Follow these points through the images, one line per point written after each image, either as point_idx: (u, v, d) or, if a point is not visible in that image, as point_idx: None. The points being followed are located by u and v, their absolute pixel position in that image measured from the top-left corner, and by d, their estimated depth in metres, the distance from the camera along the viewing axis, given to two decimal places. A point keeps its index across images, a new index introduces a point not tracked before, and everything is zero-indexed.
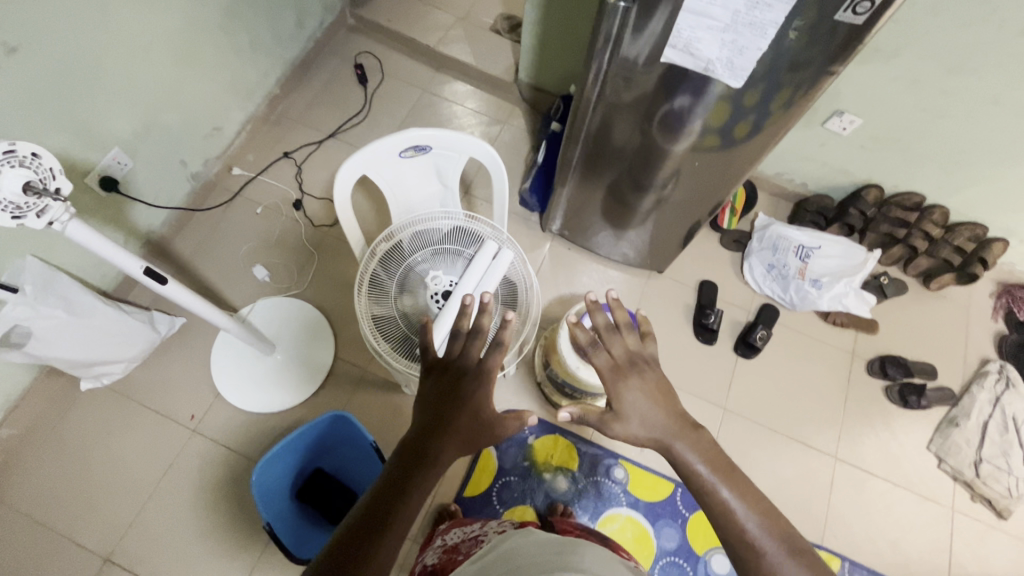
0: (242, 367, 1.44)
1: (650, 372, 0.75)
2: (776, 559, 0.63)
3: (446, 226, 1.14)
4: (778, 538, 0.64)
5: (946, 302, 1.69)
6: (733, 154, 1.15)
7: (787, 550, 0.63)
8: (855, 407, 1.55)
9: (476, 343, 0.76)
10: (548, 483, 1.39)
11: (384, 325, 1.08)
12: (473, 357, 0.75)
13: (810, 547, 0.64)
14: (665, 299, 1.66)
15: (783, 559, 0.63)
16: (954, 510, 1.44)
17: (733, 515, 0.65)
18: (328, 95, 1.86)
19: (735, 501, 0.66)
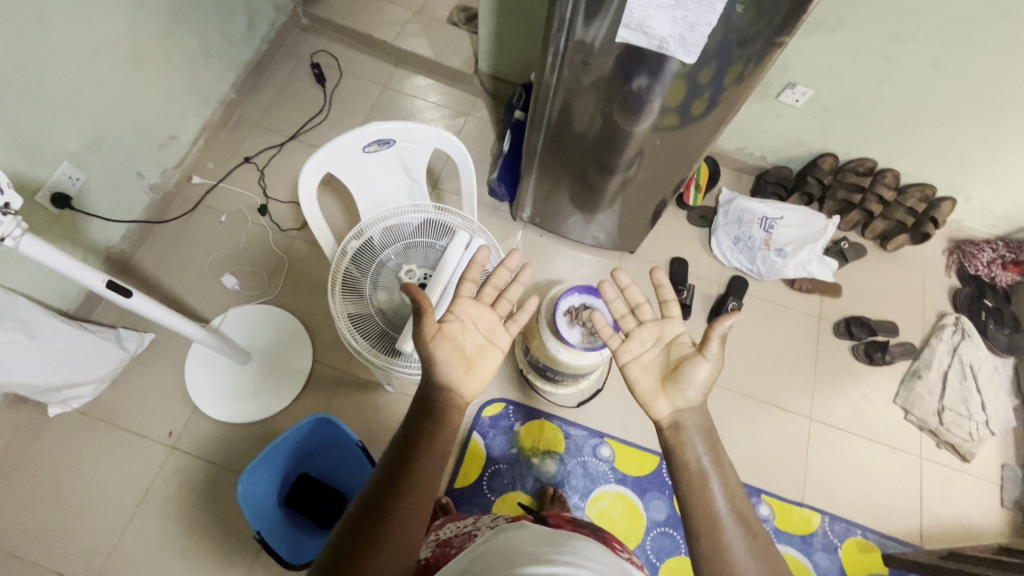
0: (218, 379, 1.41)
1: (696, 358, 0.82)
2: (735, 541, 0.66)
3: (416, 219, 1.14)
4: (746, 530, 0.67)
5: (902, 261, 1.77)
6: (692, 132, 1.18)
7: (750, 542, 0.66)
8: (825, 368, 1.61)
9: (466, 288, 0.94)
10: (536, 468, 1.41)
11: (360, 323, 1.07)
12: (466, 299, 0.93)
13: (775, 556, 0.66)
14: (638, 278, 1.69)
15: (744, 547, 0.66)
16: (922, 458, 1.52)
17: (717, 520, 0.67)
18: (286, 97, 1.83)
19: (725, 511, 0.68)
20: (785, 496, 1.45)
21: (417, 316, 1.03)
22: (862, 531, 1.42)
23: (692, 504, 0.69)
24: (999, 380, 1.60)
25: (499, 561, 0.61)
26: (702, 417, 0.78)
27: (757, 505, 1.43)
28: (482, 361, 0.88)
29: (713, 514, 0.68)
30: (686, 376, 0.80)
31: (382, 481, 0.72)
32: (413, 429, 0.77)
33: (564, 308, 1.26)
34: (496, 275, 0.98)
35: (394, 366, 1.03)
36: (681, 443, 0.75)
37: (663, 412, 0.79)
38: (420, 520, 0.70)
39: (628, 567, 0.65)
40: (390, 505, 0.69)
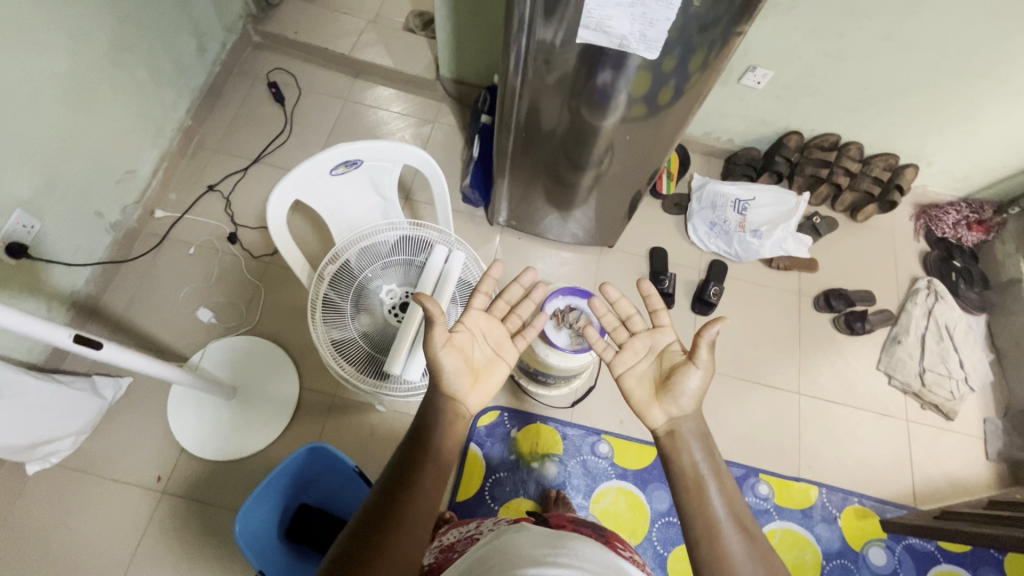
0: (204, 417, 1.37)
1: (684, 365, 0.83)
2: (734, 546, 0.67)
3: (393, 237, 1.12)
4: (744, 536, 0.68)
5: (872, 230, 1.81)
6: (660, 121, 1.18)
7: (749, 546, 0.67)
8: (809, 343, 1.64)
9: (477, 301, 0.95)
10: (537, 473, 1.41)
11: (345, 349, 1.05)
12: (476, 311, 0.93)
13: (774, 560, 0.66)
14: (620, 271, 1.70)
15: (743, 552, 0.66)
16: (909, 421, 1.56)
17: (715, 525, 0.68)
18: (245, 119, 1.78)
19: (723, 517, 0.69)
20: (782, 473, 1.47)
21: (403, 337, 1.03)
22: (859, 498, 1.46)
23: (690, 512, 0.70)
24: (974, 338, 1.65)
25: (499, 562, 0.60)
26: (697, 423, 0.78)
27: (756, 484, 1.45)
28: (489, 373, 0.90)
29: (711, 519, 0.69)
30: (678, 385, 0.80)
31: (387, 486, 0.73)
32: (415, 435, 0.79)
33: (552, 310, 1.26)
34: (510, 291, 0.99)
35: (385, 390, 1.01)
36: (677, 449, 0.76)
37: (657, 421, 0.80)
38: (426, 523, 0.71)
39: (627, 562, 0.65)
40: (397, 509, 0.70)
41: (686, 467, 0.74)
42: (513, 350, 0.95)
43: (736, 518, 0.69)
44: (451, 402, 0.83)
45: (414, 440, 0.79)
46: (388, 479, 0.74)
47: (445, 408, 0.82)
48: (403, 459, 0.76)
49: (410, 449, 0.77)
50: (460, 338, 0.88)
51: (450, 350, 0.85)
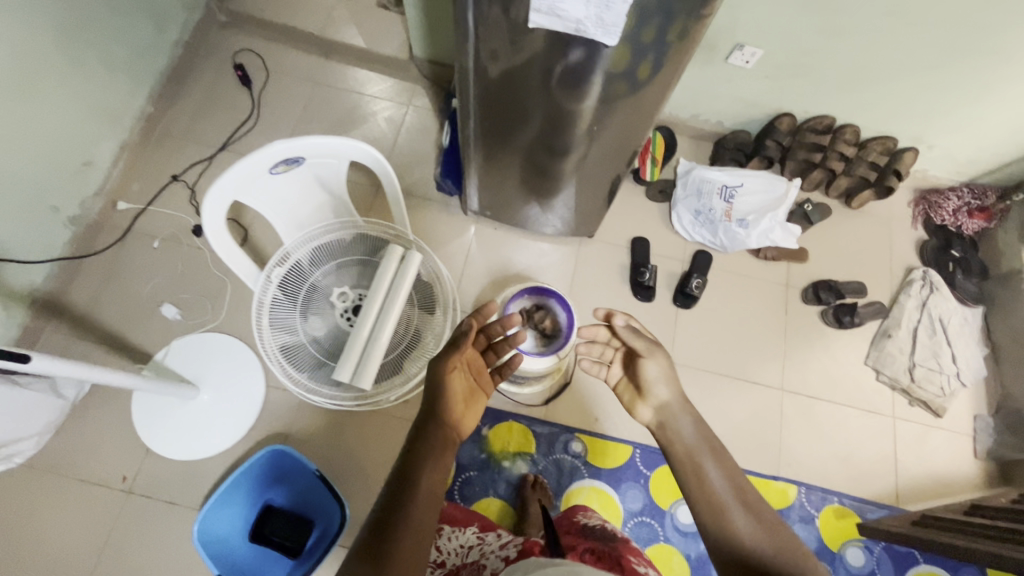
0: (169, 416, 1.35)
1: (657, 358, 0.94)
2: (734, 516, 0.74)
3: (346, 235, 1.06)
4: (747, 510, 0.75)
5: (868, 218, 1.72)
6: (640, 99, 1.09)
7: (750, 515, 0.74)
8: (795, 337, 1.58)
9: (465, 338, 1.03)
10: (506, 472, 1.38)
11: (294, 354, 1.01)
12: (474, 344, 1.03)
13: (787, 532, 0.73)
14: (599, 262, 1.64)
15: (744, 519, 0.74)
16: (895, 418, 1.51)
17: (719, 504, 0.76)
18: (211, 103, 1.70)
19: (730, 499, 0.75)
20: (760, 472, 1.44)
21: (355, 341, 1.00)
22: (839, 497, 1.42)
23: (696, 494, 0.78)
24: (968, 332, 1.59)
25: None
26: (679, 403, 0.89)
27: None
28: (477, 399, 0.93)
29: (713, 499, 0.76)
30: (646, 378, 0.92)
31: (373, 520, 0.70)
32: (403, 464, 0.77)
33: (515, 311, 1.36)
34: (491, 326, 1.04)
35: (334, 400, 0.98)
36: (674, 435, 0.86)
37: (647, 416, 0.92)
38: (415, 554, 0.68)
39: None
40: (384, 542, 0.67)
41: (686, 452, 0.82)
42: (491, 382, 1.00)
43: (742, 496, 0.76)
44: (440, 429, 0.83)
45: (400, 466, 0.77)
46: (376, 512, 0.71)
47: (433, 437, 0.81)
48: (393, 489, 0.74)
49: (399, 478, 0.76)
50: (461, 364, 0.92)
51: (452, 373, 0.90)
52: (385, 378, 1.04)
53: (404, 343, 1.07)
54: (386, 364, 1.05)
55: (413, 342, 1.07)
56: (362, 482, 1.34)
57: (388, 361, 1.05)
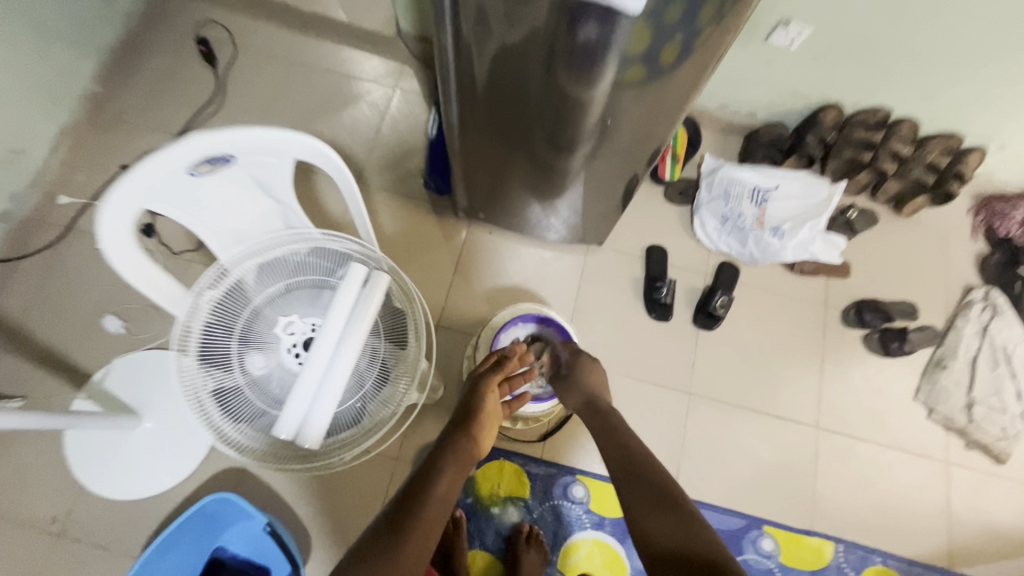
0: (107, 449, 1.16)
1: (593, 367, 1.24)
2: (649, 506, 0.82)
3: (298, 251, 0.87)
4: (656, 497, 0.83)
5: (920, 228, 1.49)
6: (664, 86, 0.87)
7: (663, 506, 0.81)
8: (833, 366, 1.37)
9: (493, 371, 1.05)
10: (496, 521, 1.19)
11: (229, 400, 0.81)
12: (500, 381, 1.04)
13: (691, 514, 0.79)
14: (609, 274, 1.42)
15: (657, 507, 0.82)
16: (949, 464, 1.30)
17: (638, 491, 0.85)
18: (171, 83, 1.50)
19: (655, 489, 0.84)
20: (791, 525, 1.24)
21: (302, 387, 0.80)
22: (882, 557, 1.22)
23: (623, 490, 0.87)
24: None
25: None
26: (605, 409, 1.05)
27: (759, 539, 1.22)
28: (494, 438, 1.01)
29: (631, 487, 0.86)
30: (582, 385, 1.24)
31: (392, 515, 0.78)
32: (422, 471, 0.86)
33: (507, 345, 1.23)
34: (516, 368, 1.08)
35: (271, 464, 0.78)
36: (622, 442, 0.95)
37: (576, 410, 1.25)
38: (426, 555, 0.74)
39: None
40: (400, 532, 0.74)
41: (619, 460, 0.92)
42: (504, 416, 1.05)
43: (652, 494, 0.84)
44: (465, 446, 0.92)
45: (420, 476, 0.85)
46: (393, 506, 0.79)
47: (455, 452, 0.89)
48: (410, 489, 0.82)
49: (417, 484, 0.83)
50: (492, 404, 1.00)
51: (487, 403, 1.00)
52: (339, 432, 0.84)
53: (366, 388, 0.87)
54: (342, 414, 0.85)
55: (377, 386, 0.87)
56: (330, 526, 1.17)
57: (345, 411, 0.86)
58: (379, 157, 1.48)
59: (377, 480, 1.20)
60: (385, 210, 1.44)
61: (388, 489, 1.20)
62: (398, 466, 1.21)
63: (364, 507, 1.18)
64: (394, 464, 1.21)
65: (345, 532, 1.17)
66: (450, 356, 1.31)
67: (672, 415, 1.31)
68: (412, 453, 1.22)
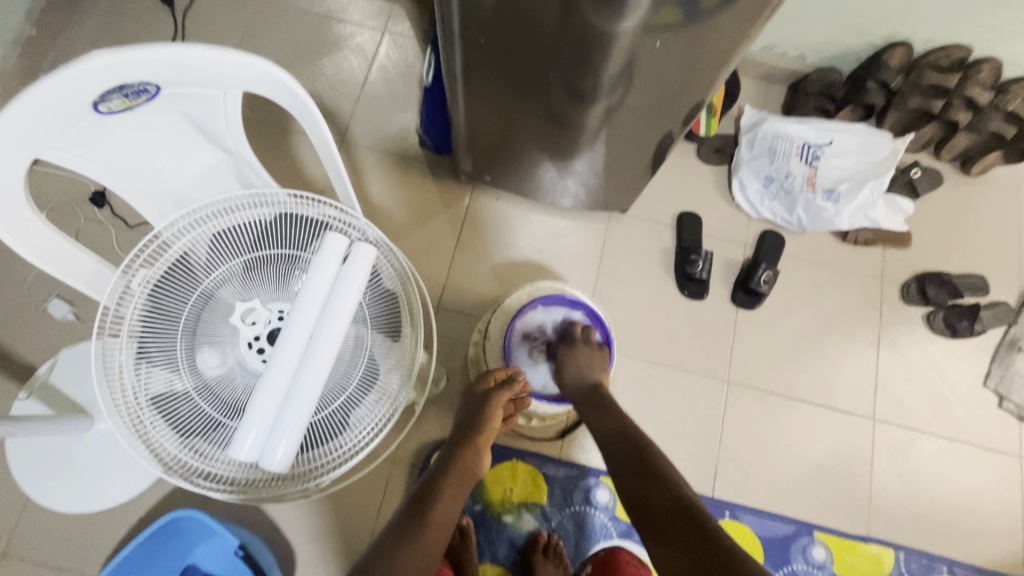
0: (56, 455, 0.99)
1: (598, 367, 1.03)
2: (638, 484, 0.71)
3: (261, 218, 0.68)
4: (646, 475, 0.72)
5: (990, 190, 1.30)
6: (704, 34, 0.70)
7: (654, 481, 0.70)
8: (890, 350, 1.20)
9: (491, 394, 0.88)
10: (509, 529, 1.04)
11: (171, 408, 0.64)
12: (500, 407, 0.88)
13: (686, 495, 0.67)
14: (635, 245, 1.24)
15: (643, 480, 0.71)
16: (1022, 458, 1.15)
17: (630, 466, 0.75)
18: (121, 26, 1.28)
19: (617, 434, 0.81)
20: (845, 531, 1.09)
21: (265, 395, 0.63)
22: (948, 566, 1.08)
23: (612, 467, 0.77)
24: None
25: None
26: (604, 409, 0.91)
27: (809, 547, 1.07)
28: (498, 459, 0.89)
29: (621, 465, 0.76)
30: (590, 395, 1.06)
31: (392, 531, 0.67)
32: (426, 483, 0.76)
33: (522, 332, 1.04)
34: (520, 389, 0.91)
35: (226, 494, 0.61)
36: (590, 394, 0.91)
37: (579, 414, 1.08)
38: (425, 574, 0.65)
39: None
40: (397, 553, 0.64)
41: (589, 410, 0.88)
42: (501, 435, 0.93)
43: (631, 457, 0.76)
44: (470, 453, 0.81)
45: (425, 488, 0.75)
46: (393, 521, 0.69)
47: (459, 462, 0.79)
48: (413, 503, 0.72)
49: (419, 496, 0.73)
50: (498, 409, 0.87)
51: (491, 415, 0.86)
52: (316, 448, 0.67)
53: (350, 392, 0.69)
54: (320, 426, 0.68)
55: (364, 389, 0.69)
56: (319, 538, 1.02)
57: (323, 421, 0.68)
58: (366, 111, 1.28)
59: (372, 484, 1.05)
60: (376, 173, 1.24)
61: (385, 495, 1.05)
62: (396, 468, 1.06)
63: (359, 515, 1.03)
64: (391, 466, 1.06)
65: (336, 544, 1.02)
66: (453, 341, 1.14)
67: (708, 407, 1.15)
68: (412, 453, 1.07)
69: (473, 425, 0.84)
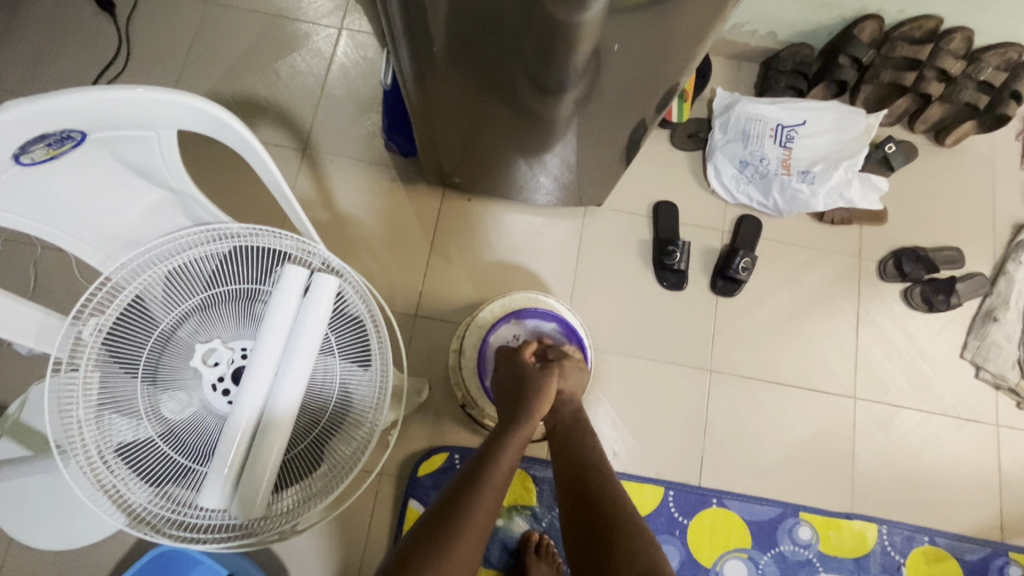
0: (33, 494, 0.97)
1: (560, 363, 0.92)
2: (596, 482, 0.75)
3: (216, 253, 0.66)
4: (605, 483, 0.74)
5: (964, 159, 1.29)
6: (674, 11, 0.64)
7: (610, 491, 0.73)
8: (869, 327, 1.21)
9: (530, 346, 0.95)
10: (501, 532, 1.05)
11: (139, 457, 0.62)
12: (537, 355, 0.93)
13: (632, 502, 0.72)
14: (612, 239, 1.22)
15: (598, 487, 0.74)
16: (999, 426, 1.17)
17: (587, 469, 0.77)
18: (60, 40, 1.22)
19: (605, 507, 0.71)
20: (830, 509, 1.11)
21: (230, 444, 0.62)
22: (929, 536, 1.10)
23: (569, 466, 0.79)
24: None
25: None
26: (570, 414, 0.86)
27: (796, 527, 1.09)
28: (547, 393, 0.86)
29: (581, 465, 0.78)
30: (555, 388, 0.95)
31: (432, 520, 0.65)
32: (454, 494, 0.68)
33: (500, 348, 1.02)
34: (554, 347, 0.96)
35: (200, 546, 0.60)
36: (575, 443, 0.81)
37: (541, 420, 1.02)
38: (475, 552, 0.64)
39: None
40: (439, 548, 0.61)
41: (574, 453, 0.80)
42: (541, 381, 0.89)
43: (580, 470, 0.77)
44: (512, 459, 0.76)
45: (452, 499, 0.68)
46: (413, 535, 0.64)
47: (498, 466, 0.73)
48: (440, 512, 0.66)
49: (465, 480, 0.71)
50: (547, 405, 0.85)
51: (545, 395, 0.85)
52: (290, 486, 0.66)
53: (321, 426, 0.68)
54: (293, 462, 0.67)
55: (335, 422, 0.68)
56: (311, 556, 1.02)
57: (296, 457, 0.67)
58: (328, 115, 1.23)
59: (362, 499, 1.05)
60: (345, 180, 1.20)
61: (376, 507, 1.05)
62: (384, 478, 1.06)
63: (350, 529, 1.03)
64: (379, 479, 1.06)
65: (329, 559, 1.02)
66: (433, 348, 1.13)
67: (692, 396, 1.15)
68: (398, 464, 1.07)
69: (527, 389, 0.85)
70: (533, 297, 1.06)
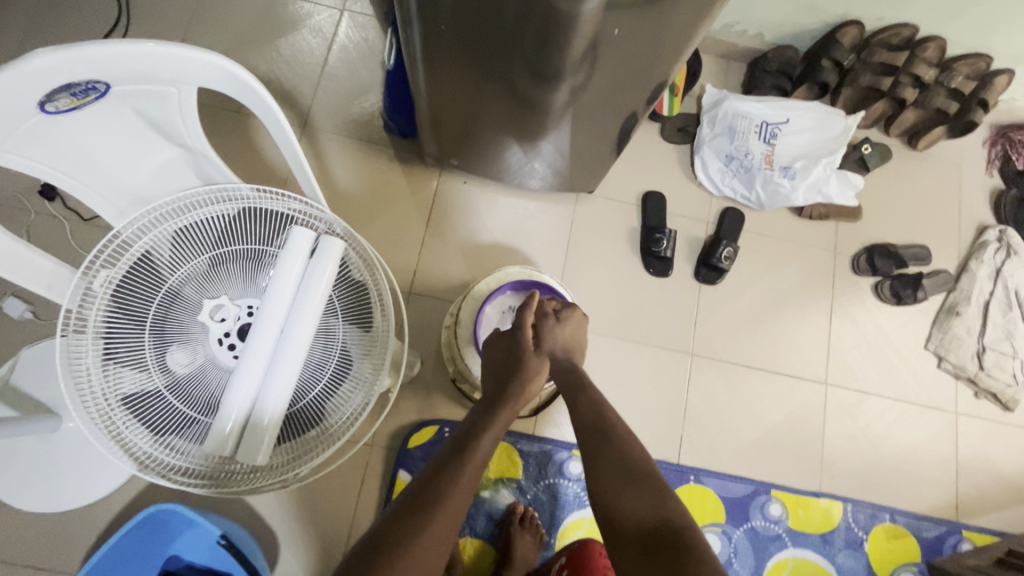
0: (23, 459, 0.97)
1: (553, 332, 0.91)
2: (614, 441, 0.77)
3: (224, 213, 0.68)
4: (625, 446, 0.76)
5: (934, 164, 1.37)
6: (670, 6, 0.68)
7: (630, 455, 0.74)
8: (842, 318, 1.27)
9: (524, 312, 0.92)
10: (486, 503, 1.08)
11: (144, 404, 0.64)
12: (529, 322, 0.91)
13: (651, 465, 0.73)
14: (602, 225, 1.26)
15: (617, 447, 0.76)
16: (958, 414, 1.24)
17: (596, 430, 0.79)
18: (58, 9, 1.21)
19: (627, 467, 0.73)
20: (799, 488, 1.17)
21: (229, 405, 0.64)
22: (891, 515, 1.17)
23: (581, 425, 0.81)
24: None
25: None
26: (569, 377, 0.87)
27: (767, 504, 1.15)
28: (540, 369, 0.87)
29: (595, 422, 0.80)
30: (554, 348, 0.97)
31: (418, 489, 0.69)
32: (434, 470, 0.71)
33: (494, 317, 1.05)
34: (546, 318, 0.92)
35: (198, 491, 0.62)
36: (576, 401, 0.84)
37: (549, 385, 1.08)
38: (457, 520, 0.68)
39: None
40: (417, 519, 0.65)
41: (585, 413, 0.82)
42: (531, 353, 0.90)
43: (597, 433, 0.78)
44: (498, 431, 0.78)
45: (439, 469, 0.71)
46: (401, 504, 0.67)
47: (485, 437, 0.76)
48: (427, 481, 0.70)
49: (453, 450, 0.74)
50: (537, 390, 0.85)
51: (537, 381, 0.86)
52: (289, 440, 0.69)
53: (322, 385, 0.71)
54: (292, 418, 0.70)
55: (335, 381, 0.71)
56: (301, 522, 1.04)
57: (295, 413, 0.70)
58: (327, 95, 1.25)
59: (351, 469, 1.07)
60: (343, 157, 1.22)
61: (365, 476, 1.07)
62: (375, 449, 1.08)
63: (338, 499, 1.06)
64: (369, 450, 1.08)
65: (318, 526, 1.04)
66: (426, 326, 1.16)
67: (674, 379, 1.20)
68: (389, 436, 1.09)
69: (514, 363, 0.87)
70: (531, 272, 1.10)
